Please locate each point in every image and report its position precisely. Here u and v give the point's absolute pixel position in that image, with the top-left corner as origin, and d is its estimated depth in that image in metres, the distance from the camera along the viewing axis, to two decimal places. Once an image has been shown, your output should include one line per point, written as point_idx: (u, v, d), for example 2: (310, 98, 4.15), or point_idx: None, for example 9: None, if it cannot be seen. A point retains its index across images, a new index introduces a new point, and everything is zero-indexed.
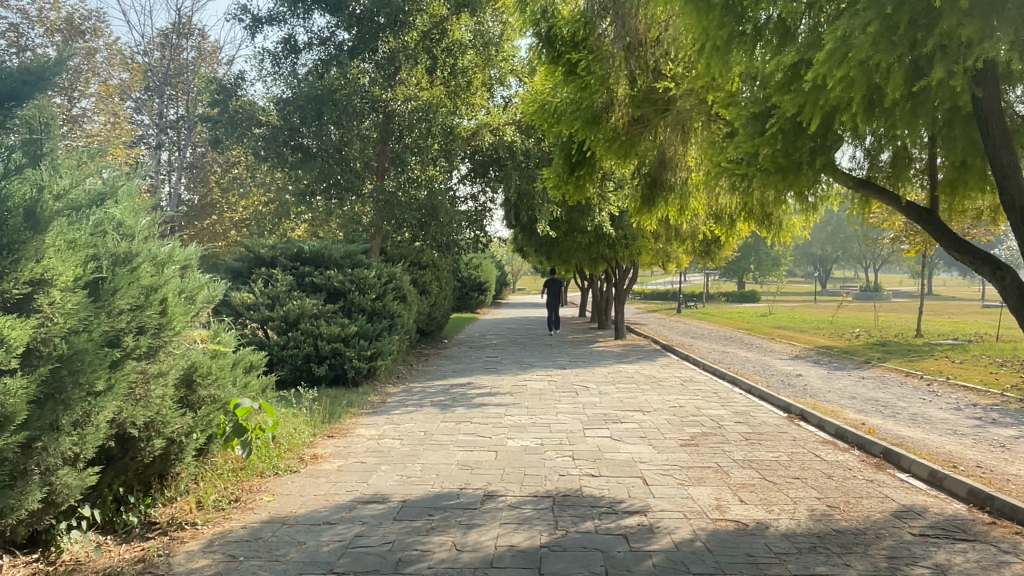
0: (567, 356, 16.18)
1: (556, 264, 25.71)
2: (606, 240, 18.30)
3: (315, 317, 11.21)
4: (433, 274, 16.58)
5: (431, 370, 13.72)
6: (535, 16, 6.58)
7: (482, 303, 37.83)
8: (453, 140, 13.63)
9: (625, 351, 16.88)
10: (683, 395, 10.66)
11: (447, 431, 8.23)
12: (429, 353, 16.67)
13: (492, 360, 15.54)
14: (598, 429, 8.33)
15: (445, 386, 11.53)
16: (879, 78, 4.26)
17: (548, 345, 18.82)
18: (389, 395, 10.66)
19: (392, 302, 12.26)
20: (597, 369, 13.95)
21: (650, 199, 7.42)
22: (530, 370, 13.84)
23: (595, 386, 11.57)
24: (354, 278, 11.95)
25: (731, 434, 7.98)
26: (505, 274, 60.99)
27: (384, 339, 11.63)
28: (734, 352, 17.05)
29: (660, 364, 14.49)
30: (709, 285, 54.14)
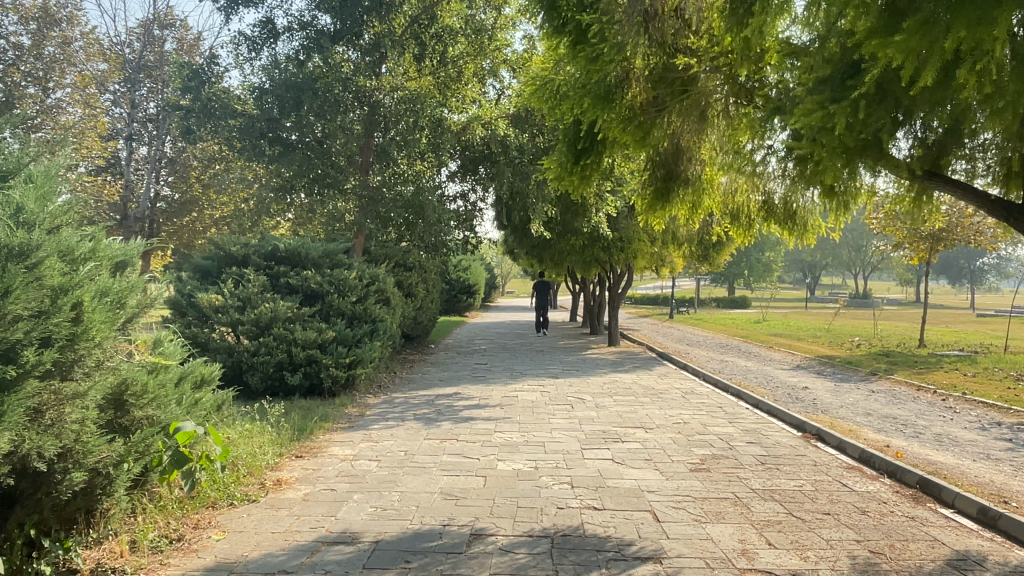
0: (559, 364, 15.38)
1: (547, 267, 24.95)
2: (601, 242, 17.51)
3: (289, 321, 10.39)
4: (419, 277, 15.74)
5: (416, 378, 12.90)
6: None
7: (470, 307, 36.98)
8: (443, 133, 12.83)
9: (621, 359, 16.11)
10: (686, 409, 9.89)
11: (430, 451, 7.41)
12: (415, 359, 15.81)
13: (480, 367, 14.71)
14: (597, 449, 7.53)
15: (429, 397, 10.71)
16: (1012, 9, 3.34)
17: (539, 352, 18.03)
18: (369, 407, 9.82)
19: (374, 306, 11.41)
20: (592, 379, 13.15)
21: (664, 194, 6.64)
22: (522, 379, 13.04)
23: (591, 398, 10.78)
24: (333, 279, 11.11)
25: (744, 457, 7.22)
26: (494, 277, 60.12)
27: (365, 346, 10.79)
28: (733, 361, 16.31)
29: (658, 374, 13.72)
30: (700, 290, 53.55)
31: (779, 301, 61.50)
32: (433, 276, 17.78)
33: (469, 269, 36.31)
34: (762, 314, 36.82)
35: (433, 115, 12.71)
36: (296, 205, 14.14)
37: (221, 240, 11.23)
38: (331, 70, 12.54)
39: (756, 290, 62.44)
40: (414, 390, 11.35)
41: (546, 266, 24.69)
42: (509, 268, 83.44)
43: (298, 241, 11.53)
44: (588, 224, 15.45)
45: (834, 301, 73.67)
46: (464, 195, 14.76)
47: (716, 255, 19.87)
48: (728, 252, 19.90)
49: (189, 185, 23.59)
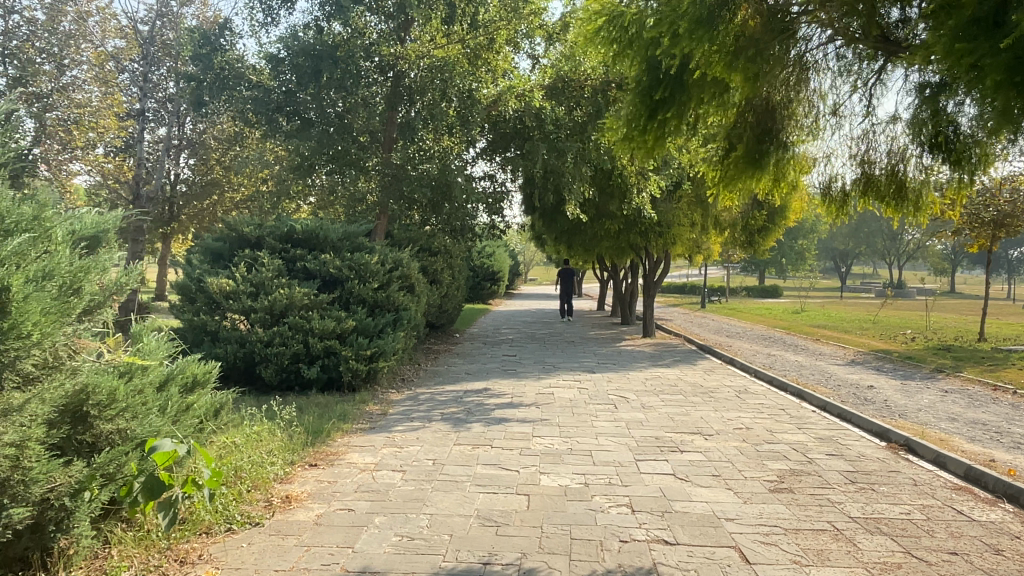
0: (594, 356, 14.35)
1: (577, 254, 23.90)
2: (638, 225, 16.37)
3: (306, 309, 9.48)
4: (445, 262, 14.77)
5: (442, 372, 11.96)
6: None
7: (496, 294, 36.02)
8: (472, 106, 11.74)
9: (660, 352, 15.04)
10: (746, 412, 8.83)
11: (463, 459, 6.47)
12: (440, 350, 14.88)
13: (511, 359, 13.74)
14: (654, 461, 6.52)
15: (457, 393, 9.75)
16: None
17: (570, 342, 17.01)
18: (393, 404, 8.90)
19: (398, 293, 10.45)
20: (632, 373, 12.11)
21: (755, 157, 5.86)
22: (557, 373, 12.04)
23: (635, 397, 9.76)
24: (353, 263, 10.16)
25: (829, 474, 6.18)
26: (520, 263, 59.11)
27: (388, 337, 9.85)
28: (780, 355, 15.16)
29: (704, 370, 12.65)
30: (731, 278, 52.06)
31: (812, 291, 59.82)
32: (459, 262, 16.77)
33: (495, 255, 35.32)
34: (799, 304, 35.36)
35: (462, 86, 11.60)
36: (315, 185, 13.18)
37: (234, 220, 10.35)
38: (354, 36, 11.57)
39: (788, 279, 60.82)
40: (440, 385, 10.40)
41: (576, 252, 23.57)
42: (534, 254, 82.31)
43: (316, 222, 10.60)
44: (627, 206, 14.30)
45: (867, 290, 71.65)
46: (493, 174, 13.71)
47: (760, 242, 18.60)
48: (774, 237, 18.63)
49: (208, 167, 22.79)
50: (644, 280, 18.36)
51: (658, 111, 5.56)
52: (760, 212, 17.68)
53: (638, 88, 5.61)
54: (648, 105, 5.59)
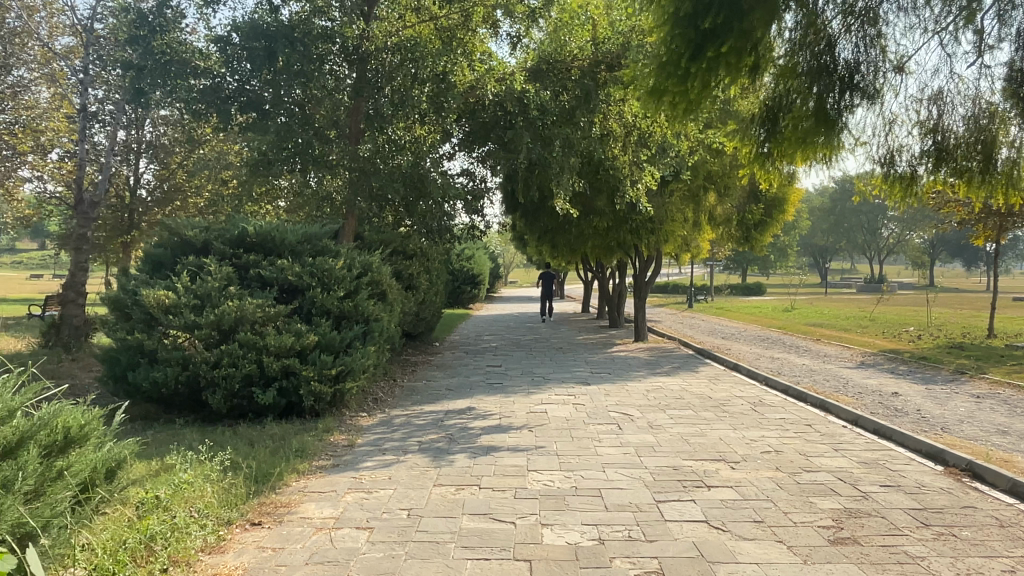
0: (587, 365, 13.18)
1: (560, 254, 22.77)
2: (629, 222, 15.27)
3: (259, 324, 8.19)
4: (421, 265, 13.54)
5: (420, 388, 10.71)
6: None
7: (476, 298, 34.73)
8: (448, 90, 10.55)
9: (657, 359, 13.91)
10: (769, 431, 7.68)
11: (444, 508, 5.24)
12: (419, 362, 13.62)
13: (497, 370, 12.54)
14: (680, 503, 5.33)
15: (437, 416, 8.51)
16: None
17: (559, 349, 15.83)
18: (363, 433, 7.65)
19: (367, 301, 9.17)
20: (631, 384, 10.95)
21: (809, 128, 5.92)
22: (548, 385, 10.85)
23: (640, 413, 8.60)
24: (313, 268, 8.86)
25: (895, 515, 5.04)
26: (499, 265, 57.71)
27: (356, 354, 8.54)
28: (785, 358, 14.12)
29: (708, 378, 11.53)
30: (714, 278, 51.22)
31: (794, 287, 59.28)
32: (437, 265, 15.53)
33: (474, 257, 34.03)
34: (786, 301, 34.55)
35: (435, 68, 10.37)
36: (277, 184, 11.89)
37: (176, 223, 9.05)
38: (312, 15, 10.36)
39: (771, 275, 60.20)
40: (418, 406, 9.16)
41: (560, 252, 22.37)
42: (514, 256, 80.95)
43: (271, 222, 9.31)
44: (619, 201, 13.18)
45: (848, 286, 71.33)
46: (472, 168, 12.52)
47: (756, 238, 17.51)
48: (771, 232, 17.54)
49: (167, 171, 21.16)
50: (634, 280, 17.21)
51: (706, 43, 5.79)
52: (755, 206, 16.67)
53: (680, 18, 5.84)
54: (697, 35, 5.81)
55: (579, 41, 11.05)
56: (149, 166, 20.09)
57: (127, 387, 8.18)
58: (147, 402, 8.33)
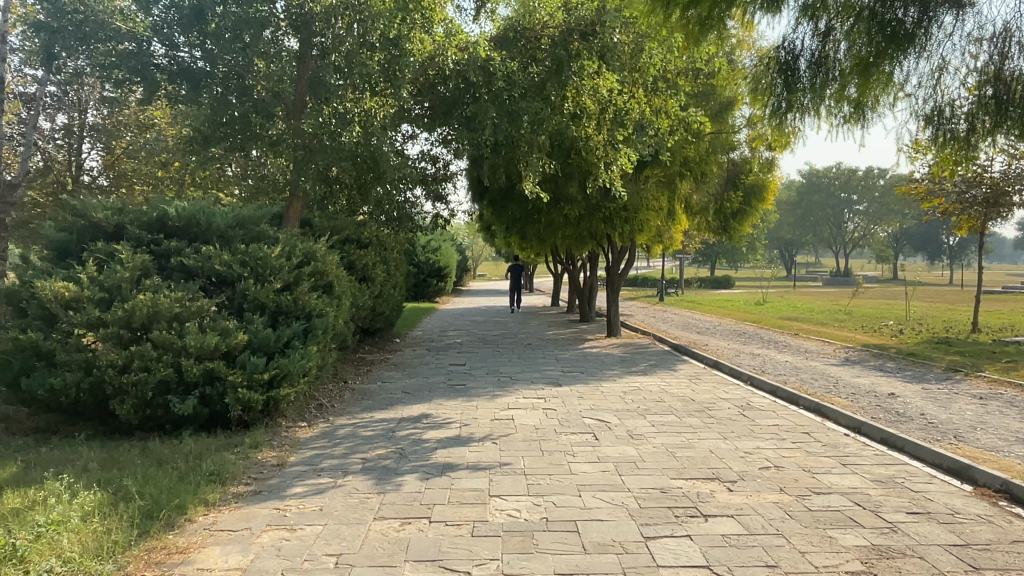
0: (558, 363, 12.19)
1: (530, 245, 21.74)
2: (602, 210, 14.33)
3: (177, 320, 7.04)
4: (378, 256, 12.40)
5: (372, 391, 9.60)
6: None
7: (442, 291, 33.53)
8: (402, 56, 9.47)
9: (632, 356, 12.97)
10: (766, 442, 6.76)
11: (383, 553, 4.18)
12: (376, 361, 12.48)
13: (459, 370, 11.49)
14: (674, 541, 4.34)
15: (388, 425, 7.44)
16: None
17: (527, 346, 14.81)
18: (297, 448, 6.55)
19: (309, 294, 8.05)
20: (606, 385, 9.98)
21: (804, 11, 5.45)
22: (516, 387, 9.81)
23: (618, 421, 7.62)
24: (245, 255, 7.71)
25: (935, 556, 4.12)
26: (466, 258, 56.46)
27: (292, 355, 7.40)
28: (766, 355, 13.29)
29: (688, 378, 10.61)
30: (684, 272, 50.68)
31: (762, 280, 59.11)
32: (397, 256, 14.40)
33: (440, 250, 32.85)
34: (757, 294, 33.98)
35: (386, 31, 9.39)
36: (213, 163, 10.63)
37: (85, 203, 7.81)
38: None
39: (740, 269, 59.93)
40: (367, 413, 8.06)
41: (529, 244, 21.36)
42: (481, 248, 79.74)
43: (199, 203, 8.15)
44: (592, 185, 12.18)
45: (814, 279, 71.56)
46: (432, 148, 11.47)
47: (735, 231, 16.58)
48: (752, 222, 16.61)
49: None
50: (606, 272, 16.28)
51: None
52: (734, 194, 15.79)
53: None
54: None
55: (550, 6, 9.97)
56: (94, 152, 18.01)
57: (20, 395, 6.95)
58: (46, 412, 7.11)
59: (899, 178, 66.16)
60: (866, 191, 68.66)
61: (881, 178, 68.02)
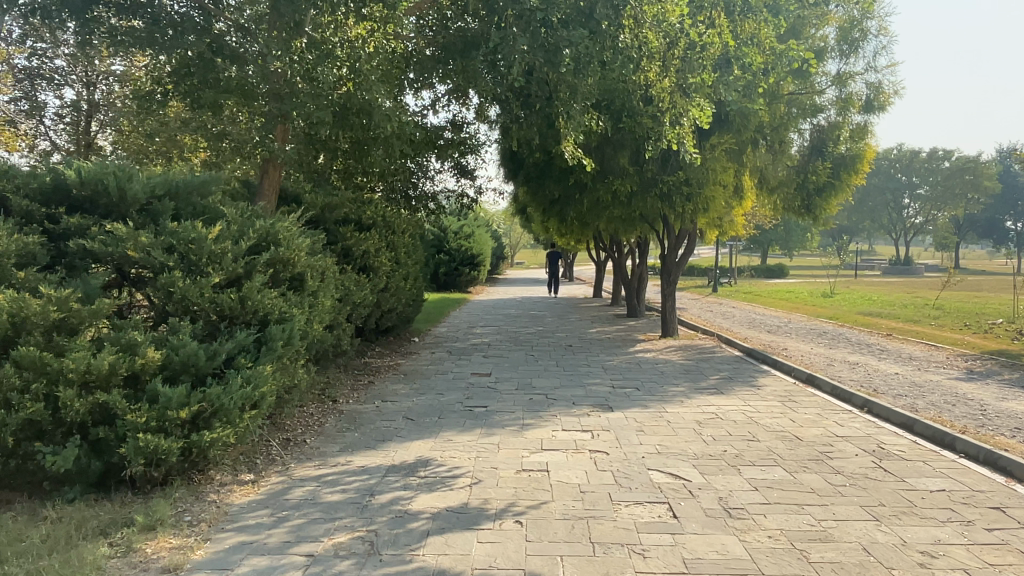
0: (606, 374, 9.77)
1: (571, 230, 19.33)
2: (659, 185, 11.91)
3: (59, 331, 4.78)
4: (386, 240, 10.14)
5: (364, 416, 7.32)
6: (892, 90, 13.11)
7: (477, 280, 31.24)
8: None
9: (697, 365, 10.51)
10: (946, 535, 4.27)
11: None
12: (382, 369, 10.20)
13: (482, 383, 9.16)
14: None
15: (368, 482, 5.17)
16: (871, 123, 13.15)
17: (568, 348, 12.43)
18: (217, 530, 4.29)
19: (265, 292, 5.78)
20: (673, 410, 7.54)
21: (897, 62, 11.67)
22: (553, 413, 7.44)
23: (702, 481, 5.20)
24: (170, 238, 5.45)
25: None
26: (503, 244, 54.09)
27: (229, 381, 5.12)
28: (866, 363, 10.66)
29: (778, 399, 8.11)
30: (734, 258, 47.66)
31: (819, 269, 55.49)
32: (414, 240, 12.15)
33: (474, 236, 30.60)
34: (819, 286, 30.95)
35: None
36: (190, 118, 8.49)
37: None
38: None
39: (793, 256, 56.55)
40: (345, 458, 5.78)
41: (570, 228, 18.94)
42: (521, 235, 77.31)
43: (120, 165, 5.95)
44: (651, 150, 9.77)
45: (872, 266, 67.53)
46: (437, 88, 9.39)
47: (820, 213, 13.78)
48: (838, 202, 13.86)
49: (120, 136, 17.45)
50: (661, 260, 13.77)
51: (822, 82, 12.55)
52: (820, 163, 13.09)
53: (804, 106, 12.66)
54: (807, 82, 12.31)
55: None
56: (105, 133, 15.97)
57: None
58: None
59: (965, 160, 61.80)
60: (928, 173, 64.32)
61: (945, 160, 63.54)
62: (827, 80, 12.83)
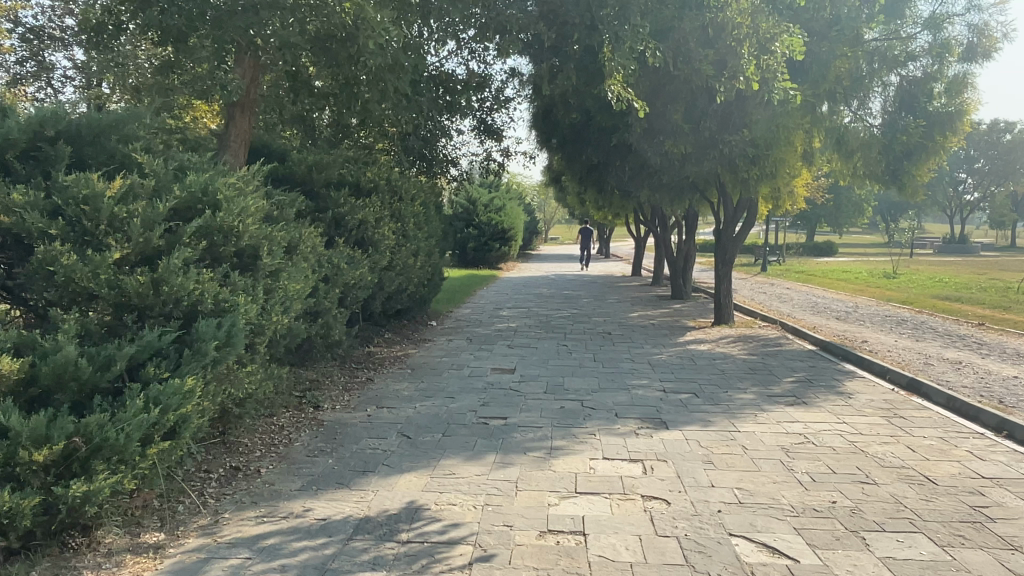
0: (654, 372, 8.03)
1: (611, 203, 17.49)
2: (719, 145, 10.02)
3: None
4: (391, 209, 8.48)
5: (347, 430, 5.71)
6: (994, 37, 10.90)
7: (508, 257, 29.48)
8: None
9: (764, 361, 8.69)
10: None
11: None
12: (387, 362, 8.59)
13: (503, 383, 7.49)
14: None
15: (323, 553, 3.54)
16: (969, 77, 10.99)
17: (607, 336, 10.68)
18: None
19: (193, 274, 4.16)
20: (746, 429, 5.79)
21: None
22: (590, 430, 5.74)
23: (817, 564, 3.48)
24: (57, 196, 3.85)
25: None
26: (536, 220, 52.21)
27: (126, 403, 3.54)
28: (972, 362, 8.74)
29: (880, 415, 6.30)
30: (780, 235, 45.05)
31: (870, 247, 52.58)
32: (430, 210, 10.49)
33: (505, 210, 28.80)
34: (877, 266, 28.49)
35: None
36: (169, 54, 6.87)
37: None
38: None
39: (843, 233, 53.63)
40: (302, 504, 4.17)
41: (608, 200, 17.10)
42: (555, 210, 75.12)
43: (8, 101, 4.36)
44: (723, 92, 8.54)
45: (925, 245, 64.04)
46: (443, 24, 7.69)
47: (909, 181, 11.62)
48: (928, 170, 11.69)
49: None
50: (716, 236, 11.90)
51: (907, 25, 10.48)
52: (911, 121, 10.95)
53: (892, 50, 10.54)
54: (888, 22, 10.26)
55: None
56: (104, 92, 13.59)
57: None
58: None
59: None
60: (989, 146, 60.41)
61: (1006, 133, 59.50)
62: (917, 23, 10.74)
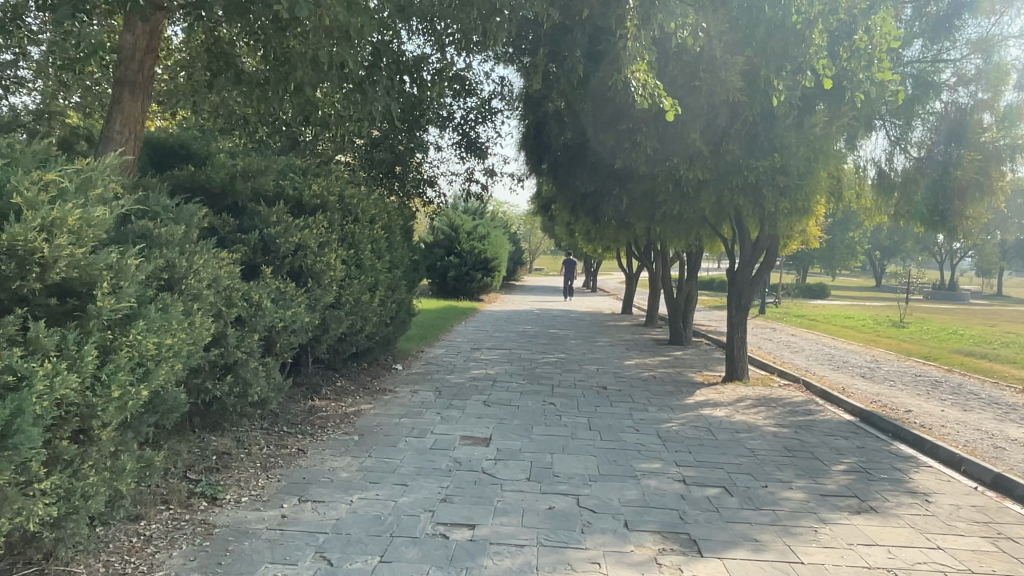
0: (666, 450, 6.34)
1: (606, 235, 15.89)
2: (742, 172, 8.46)
3: None
4: (341, 232, 6.80)
5: (243, 547, 3.96)
6: None
7: (492, 288, 27.75)
8: None
9: (799, 437, 7.03)
10: None
11: None
12: (331, 423, 6.83)
13: (474, 462, 5.77)
14: None
15: None
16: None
17: (603, 393, 8.98)
18: None
19: None
20: (811, 559, 4.10)
21: None
22: (592, 555, 4.03)
23: None
24: None
25: None
26: (521, 251, 50.64)
27: None
28: None
29: (979, 535, 4.64)
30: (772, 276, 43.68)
31: (861, 292, 51.42)
32: (398, 236, 8.82)
33: (489, 238, 27.16)
34: (878, 313, 27.02)
35: None
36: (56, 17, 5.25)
37: None
38: None
39: (833, 276, 52.47)
40: None
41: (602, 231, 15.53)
42: (542, 241, 73.60)
43: None
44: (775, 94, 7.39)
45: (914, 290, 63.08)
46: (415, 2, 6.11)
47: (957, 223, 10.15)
48: (979, 214, 10.09)
49: None
50: (730, 279, 10.29)
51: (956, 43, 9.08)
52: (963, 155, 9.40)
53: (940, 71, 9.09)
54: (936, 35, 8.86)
55: None
56: None
57: None
58: None
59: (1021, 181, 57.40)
60: None
61: None
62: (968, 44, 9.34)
